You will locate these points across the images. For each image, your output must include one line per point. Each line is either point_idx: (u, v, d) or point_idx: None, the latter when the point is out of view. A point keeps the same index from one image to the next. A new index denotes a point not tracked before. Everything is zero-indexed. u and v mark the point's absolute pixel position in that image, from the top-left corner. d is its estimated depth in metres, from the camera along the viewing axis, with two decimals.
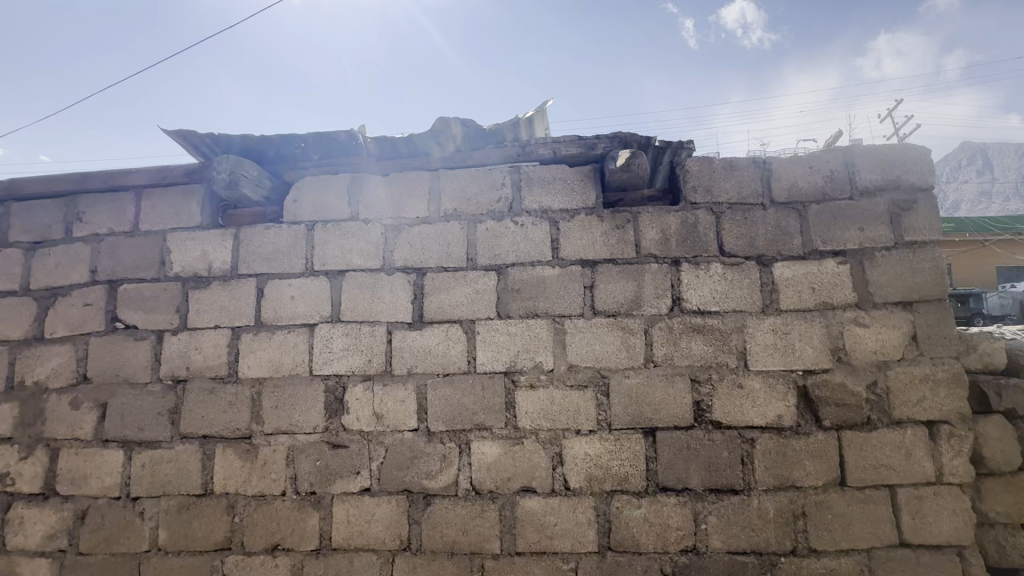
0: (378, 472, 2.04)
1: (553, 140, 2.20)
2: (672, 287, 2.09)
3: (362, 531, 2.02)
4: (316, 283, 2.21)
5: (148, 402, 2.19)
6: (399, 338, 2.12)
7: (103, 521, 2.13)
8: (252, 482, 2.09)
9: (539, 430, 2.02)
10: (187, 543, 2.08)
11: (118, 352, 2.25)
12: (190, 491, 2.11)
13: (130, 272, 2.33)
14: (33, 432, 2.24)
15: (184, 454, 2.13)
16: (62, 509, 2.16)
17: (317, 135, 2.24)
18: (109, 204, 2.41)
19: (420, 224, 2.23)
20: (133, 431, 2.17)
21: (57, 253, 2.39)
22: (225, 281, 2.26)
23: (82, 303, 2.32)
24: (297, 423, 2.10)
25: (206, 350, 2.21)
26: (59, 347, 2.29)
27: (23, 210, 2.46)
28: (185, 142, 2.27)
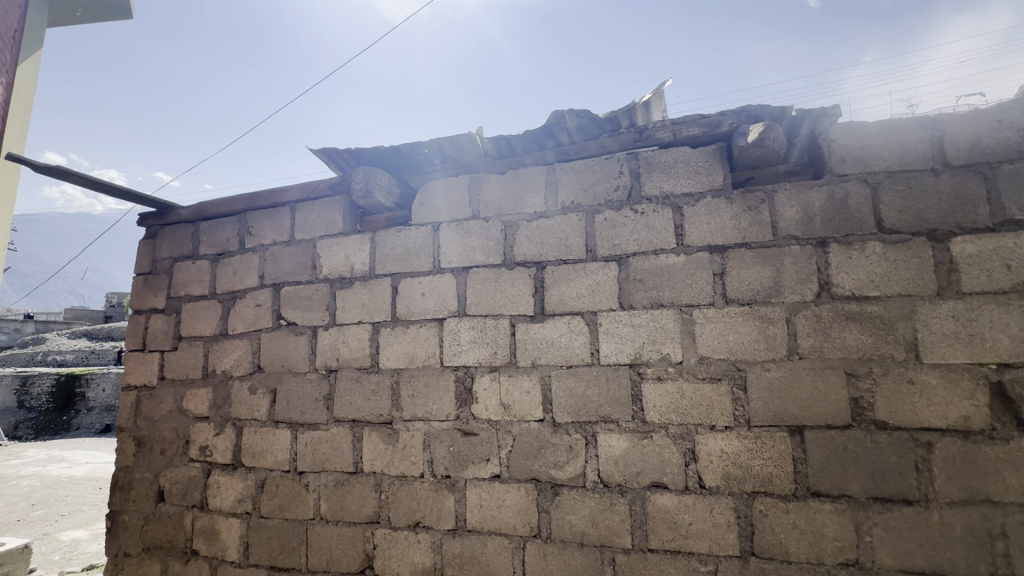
0: (507, 460, 2.12)
1: (672, 121, 2.09)
2: (818, 270, 1.88)
3: (494, 516, 2.10)
4: (443, 280, 2.34)
5: (308, 388, 2.50)
6: (522, 331, 2.18)
7: (278, 490, 2.47)
8: (395, 463, 2.28)
9: (668, 425, 1.95)
10: (343, 515, 2.34)
11: (283, 345, 2.60)
12: (344, 468, 2.36)
13: (289, 275, 2.68)
14: (224, 413, 2.67)
15: (338, 435, 2.40)
16: (246, 478, 2.55)
17: (439, 141, 2.38)
18: (270, 218, 2.79)
19: (538, 218, 2.26)
20: (298, 413, 2.50)
21: (234, 262, 2.83)
22: (365, 281, 2.50)
23: (255, 303, 2.72)
24: (431, 411, 2.26)
25: (352, 343, 2.46)
26: (239, 341, 2.71)
27: (208, 227, 2.94)
28: (328, 158, 2.54)
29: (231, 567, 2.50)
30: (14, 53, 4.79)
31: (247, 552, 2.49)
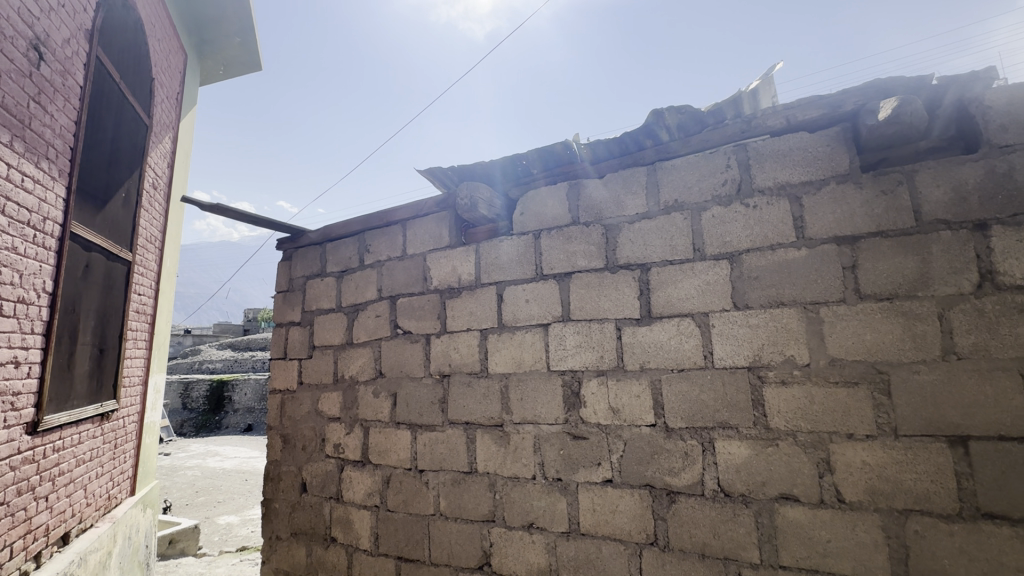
0: (619, 464, 2.10)
1: (785, 107, 1.98)
2: (978, 257, 1.64)
3: (608, 521, 2.10)
4: (547, 286, 2.39)
5: (424, 392, 2.68)
6: (629, 334, 2.15)
7: (402, 486, 2.68)
8: (508, 464, 2.36)
9: (797, 432, 1.81)
10: (461, 512, 2.47)
11: (401, 352, 2.82)
12: (460, 468, 2.50)
13: (404, 288, 2.90)
14: (352, 414, 2.96)
15: (454, 436, 2.54)
16: (374, 474, 2.79)
17: (537, 151, 2.45)
18: (385, 236, 3.05)
19: (640, 219, 2.22)
20: (416, 415, 2.69)
21: (356, 278, 3.12)
22: (472, 290, 2.63)
23: (375, 315, 2.98)
24: (541, 415, 2.31)
25: (463, 349, 2.60)
26: (363, 349, 2.99)
27: (333, 248, 3.29)
28: (434, 177, 2.72)
29: (364, 554, 2.75)
30: (175, 113, 5.70)
31: (377, 542, 2.72)
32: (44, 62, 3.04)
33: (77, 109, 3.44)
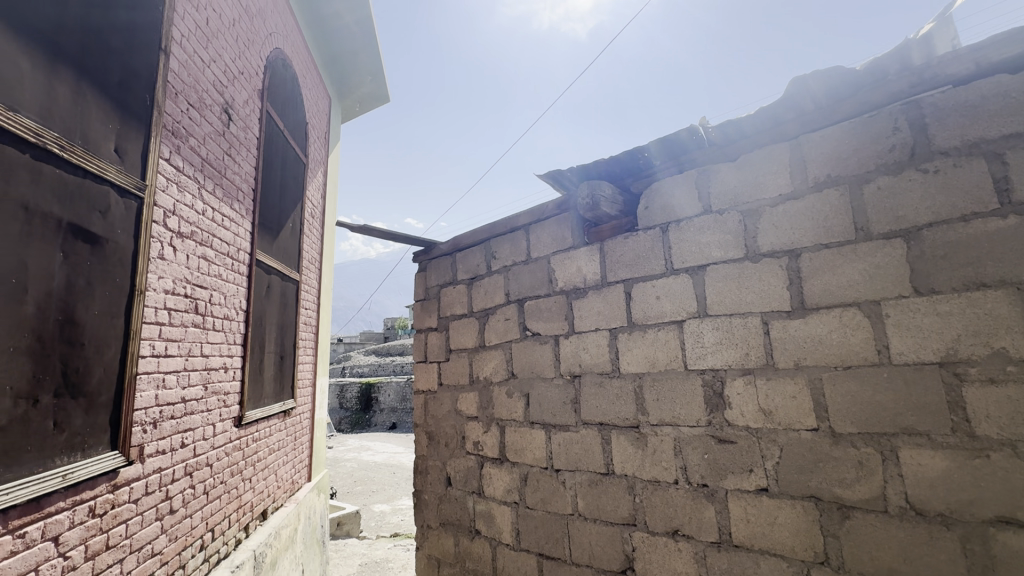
0: (775, 472, 1.91)
1: (973, 49, 1.65)
2: None
3: (765, 533, 1.91)
4: (679, 281, 2.27)
5: (556, 392, 2.71)
6: (779, 329, 1.95)
7: (539, 484, 2.74)
8: (646, 467, 2.28)
9: (1015, 442, 1.48)
10: (600, 513, 2.44)
11: (531, 353, 2.89)
12: (597, 469, 2.47)
13: (530, 291, 2.97)
14: (489, 413, 3.10)
15: (588, 436, 2.53)
16: (512, 471, 2.90)
17: (660, 141, 2.34)
18: (510, 242, 3.16)
19: (785, 201, 2.01)
20: (549, 415, 2.73)
21: (485, 284, 3.28)
22: (599, 289, 2.60)
23: (504, 318, 3.10)
24: (680, 416, 2.20)
25: (592, 349, 2.58)
26: (495, 351, 3.12)
27: (463, 256, 3.49)
28: (553, 180, 2.74)
29: (507, 548, 2.86)
30: (324, 150, 6.56)
31: (518, 538, 2.81)
32: (232, 121, 3.71)
33: (256, 156, 4.13)
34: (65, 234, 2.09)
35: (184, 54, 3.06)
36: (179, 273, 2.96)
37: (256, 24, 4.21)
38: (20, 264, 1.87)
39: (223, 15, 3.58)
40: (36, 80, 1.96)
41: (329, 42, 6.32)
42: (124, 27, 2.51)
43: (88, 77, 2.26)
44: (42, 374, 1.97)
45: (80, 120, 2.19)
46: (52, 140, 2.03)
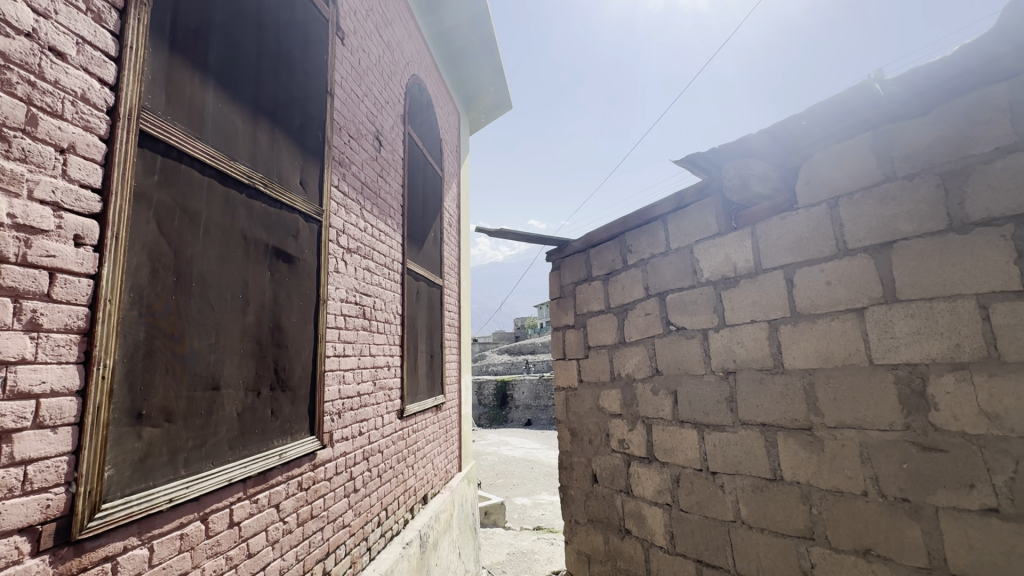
0: (1008, 490, 1.56)
1: None
2: None
3: (998, 563, 1.58)
4: (856, 263, 1.97)
5: (708, 390, 2.54)
6: (1004, 315, 1.59)
7: (694, 488, 2.59)
8: (824, 475, 2.02)
9: None
10: (767, 523, 2.23)
11: (677, 349, 2.74)
12: (761, 474, 2.26)
13: (672, 283, 2.83)
14: (633, 411, 3.02)
15: (749, 438, 2.32)
16: (662, 472, 2.78)
17: (822, 105, 2.06)
18: (646, 234, 3.04)
19: (1004, 156, 1.63)
20: (701, 414, 2.57)
21: (622, 279, 3.21)
22: (753, 277, 2.37)
23: (645, 313, 2.99)
24: (865, 419, 1.90)
25: (749, 344, 2.36)
26: (637, 348, 3.03)
27: (597, 252, 3.45)
28: (693, 165, 2.57)
29: (661, 551, 2.75)
30: (456, 163, 7.02)
31: (673, 541, 2.69)
32: (382, 146, 4.17)
33: (402, 175, 4.58)
34: (271, 255, 2.53)
35: (344, 93, 3.52)
36: (350, 284, 3.41)
37: (397, 57, 4.67)
38: (243, 283, 2.31)
39: (371, 53, 4.04)
40: (244, 134, 2.41)
41: (456, 62, 6.76)
42: (302, 80, 2.96)
43: (279, 124, 2.70)
44: (262, 371, 2.41)
45: (276, 162, 2.65)
46: (259, 180, 2.47)
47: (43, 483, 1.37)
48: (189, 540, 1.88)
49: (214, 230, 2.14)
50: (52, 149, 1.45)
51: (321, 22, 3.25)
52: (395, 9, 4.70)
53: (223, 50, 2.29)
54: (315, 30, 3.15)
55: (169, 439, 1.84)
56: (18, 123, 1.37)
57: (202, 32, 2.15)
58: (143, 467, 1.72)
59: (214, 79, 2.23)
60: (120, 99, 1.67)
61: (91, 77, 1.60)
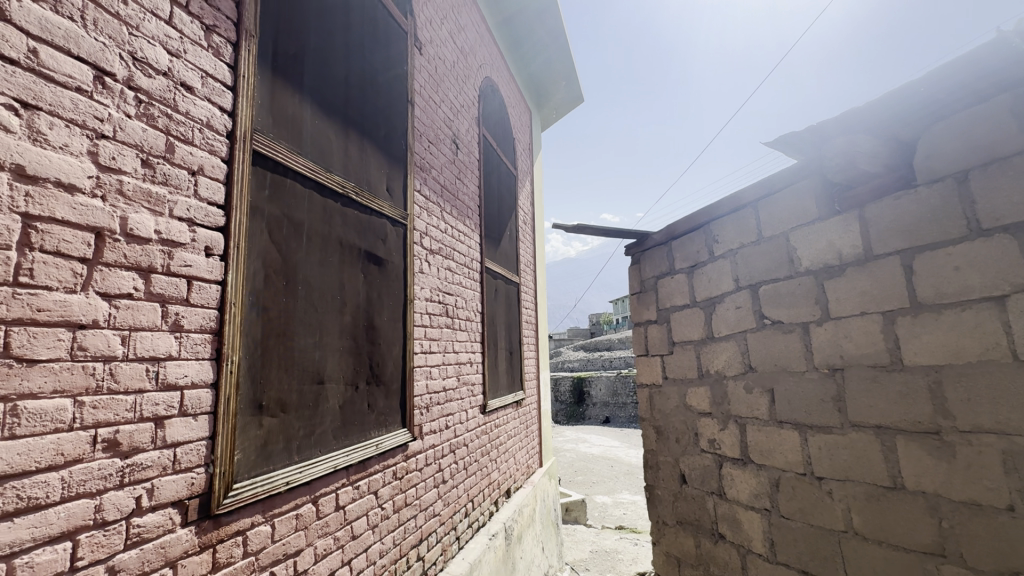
0: None
1: None
2: None
3: None
4: (993, 245, 1.72)
5: (810, 388, 2.35)
6: None
7: (796, 493, 2.41)
8: (957, 485, 1.80)
9: None
10: (886, 535, 2.02)
11: (773, 344, 2.57)
12: (877, 482, 2.05)
13: (766, 274, 2.64)
14: (724, 410, 2.87)
15: (861, 441, 2.11)
16: (759, 475, 2.62)
17: (946, 68, 1.81)
18: (735, 223, 2.87)
19: None
20: (803, 415, 2.38)
21: (708, 271, 3.05)
22: (862, 265, 2.15)
23: (735, 306, 2.83)
24: (1009, 423, 1.67)
25: (858, 338, 2.15)
26: (727, 343, 2.87)
27: (680, 244, 3.31)
28: (786, 148, 2.38)
29: (759, 559, 2.59)
30: (529, 161, 7.05)
31: (773, 549, 2.53)
32: (459, 149, 4.29)
33: (478, 176, 4.69)
34: (364, 259, 2.70)
35: (423, 100, 3.67)
36: (434, 284, 3.55)
37: (470, 61, 4.78)
38: (340, 285, 2.49)
39: (446, 60, 4.18)
40: (337, 147, 2.60)
41: (526, 60, 6.78)
42: (385, 91, 3.13)
43: (366, 135, 2.88)
44: (359, 367, 2.59)
45: (365, 171, 2.82)
46: (351, 189, 2.65)
47: (188, 463, 1.57)
48: (303, 520, 2.06)
49: (315, 238, 2.32)
50: (186, 172, 1.65)
51: (401, 35, 3.41)
52: (467, 15, 4.82)
53: (317, 70, 2.48)
54: (395, 43, 3.31)
55: (284, 428, 2.04)
56: (160, 151, 1.58)
57: (299, 56, 2.34)
58: (264, 452, 1.91)
59: (310, 98, 2.42)
60: (237, 123, 1.87)
61: (214, 106, 1.80)
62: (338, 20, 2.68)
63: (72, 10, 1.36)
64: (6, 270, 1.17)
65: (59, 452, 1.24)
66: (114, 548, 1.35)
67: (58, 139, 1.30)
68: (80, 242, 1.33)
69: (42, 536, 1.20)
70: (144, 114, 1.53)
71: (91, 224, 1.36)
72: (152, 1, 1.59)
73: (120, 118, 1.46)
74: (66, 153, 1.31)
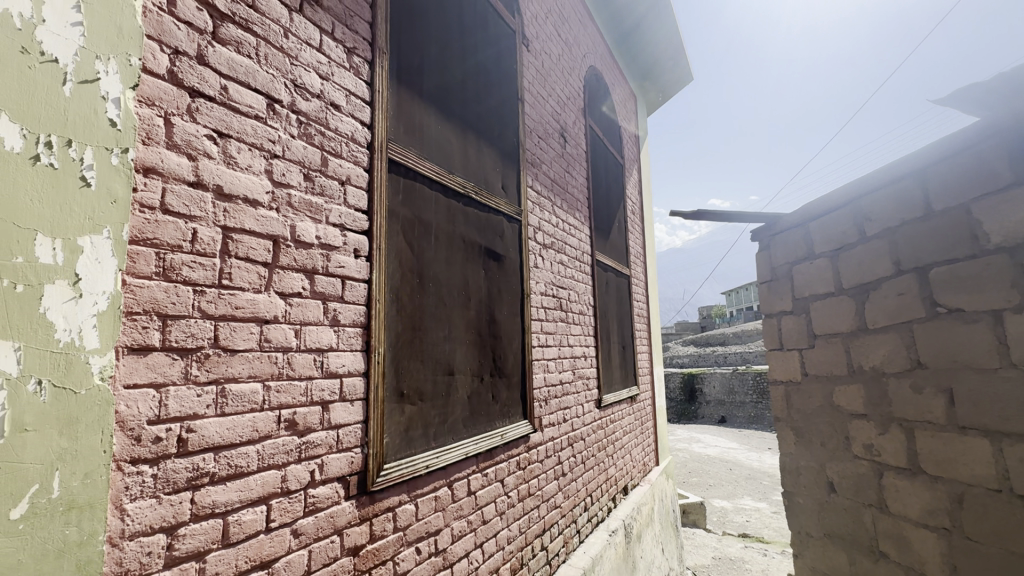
0: None
1: None
2: None
3: None
4: None
5: (1007, 389, 1.96)
6: None
7: (988, 512, 2.03)
8: None
9: None
10: None
11: (951, 336, 2.17)
12: None
13: (939, 254, 2.22)
14: (884, 412, 2.50)
15: None
16: (935, 488, 2.25)
17: None
18: (893, 196, 2.44)
19: None
20: (997, 421, 2.00)
21: (859, 254, 2.65)
22: None
23: (896, 293, 2.42)
24: None
25: None
26: (885, 336, 2.48)
27: (822, 225, 2.91)
28: (967, 103, 1.98)
29: None
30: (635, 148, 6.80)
31: None
32: (567, 142, 4.27)
33: (586, 168, 4.62)
34: (483, 255, 2.80)
35: (531, 96, 3.69)
36: (548, 278, 3.58)
37: (574, 52, 4.70)
38: (464, 281, 2.61)
39: (551, 54, 4.16)
40: (457, 149, 2.72)
41: (630, 45, 6.51)
42: (497, 91, 3.20)
43: (482, 136, 2.98)
44: (483, 359, 2.69)
45: (482, 170, 2.92)
46: (471, 188, 2.76)
47: (348, 443, 1.75)
48: (441, 502, 2.20)
49: (440, 237, 2.46)
50: (337, 182, 1.83)
51: (510, 34, 3.46)
52: (570, 6, 4.75)
53: (437, 78, 2.62)
54: (505, 43, 3.37)
55: (421, 415, 2.19)
56: (318, 166, 1.77)
57: (421, 67, 2.48)
58: (406, 437, 2.07)
59: (433, 105, 2.56)
60: (375, 134, 2.04)
61: (357, 121, 1.97)
62: (453, 28, 2.80)
63: (250, 48, 1.58)
64: (213, 274, 1.39)
65: (255, 428, 1.45)
66: (296, 514, 1.55)
67: (244, 161, 1.52)
68: (263, 249, 1.54)
69: (246, 498, 1.41)
70: (304, 133, 1.73)
71: (270, 232, 1.57)
72: (306, 32, 1.79)
73: (287, 139, 1.66)
74: (250, 173, 1.53)
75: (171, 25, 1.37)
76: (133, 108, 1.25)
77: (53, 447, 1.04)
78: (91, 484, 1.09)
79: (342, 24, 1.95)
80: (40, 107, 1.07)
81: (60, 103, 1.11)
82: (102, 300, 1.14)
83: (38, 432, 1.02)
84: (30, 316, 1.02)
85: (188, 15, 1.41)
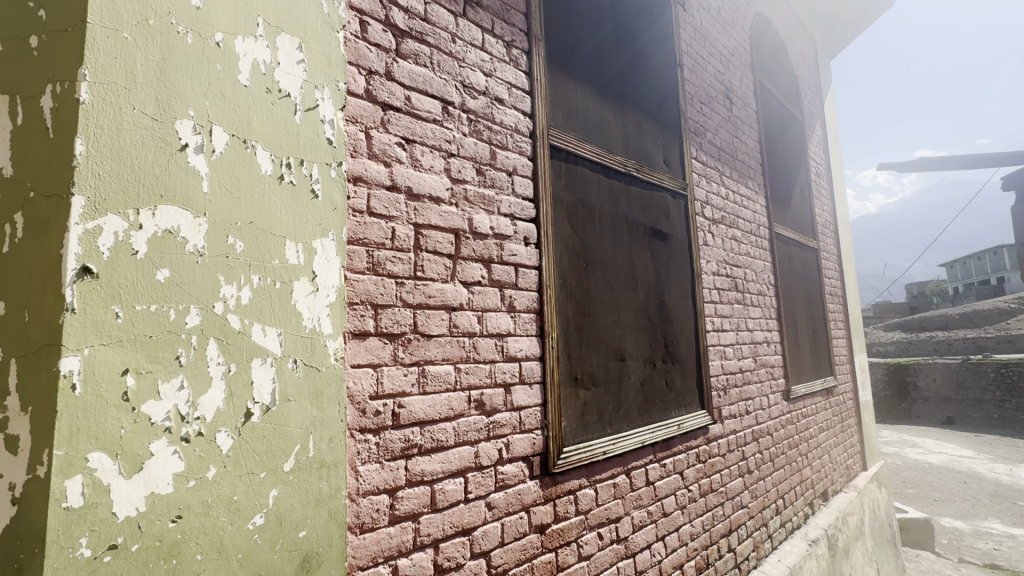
0: None
1: None
2: None
3: None
4: None
5: None
6: None
7: None
8: None
9: None
10: None
11: None
12: None
13: None
14: None
15: None
16: None
17: None
18: None
19: None
20: None
21: None
22: None
23: None
24: None
25: None
26: None
27: None
28: None
29: None
30: (818, 100, 5.82)
31: None
32: (734, 104, 3.82)
33: (758, 130, 4.09)
34: (649, 236, 2.66)
35: (690, 60, 3.38)
36: (720, 256, 3.26)
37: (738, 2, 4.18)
38: (630, 264, 2.51)
39: (711, 9, 3.76)
40: (615, 128, 2.62)
41: None
42: (653, 59, 3.00)
43: (640, 110, 2.82)
44: (654, 345, 2.57)
45: (642, 146, 2.76)
46: (632, 166, 2.63)
47: (530, 425, 1.81)
48: (620, 490, 2.15)
49: (604, 219, 2.39)
50: (505, 174, 1.90)
51: None
52: None
53: (591, 57, 2.55)
54: (659, 7, 3.14)
55: (596, 401, 2.16)
56: (488, 160, 1.85)
57: (575, 49, 2.44)
58: (583, 422, 2.07)
59: (589, 85, 2.50)
60: (536, 123, 2.06)
61: (519, 112, 2.02)
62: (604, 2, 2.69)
63: (426, 58, 1.71)
64: (410, 267, 1.55)
65: (450, 406, 1.58)
66: (489, 487, 1.65)
67: (427, 163, 1.66)
68: (447, 242, 1.66)
69: (447, 469, 1.55)
70: (474, 130, 1.82)
71: (452, 226, 1.69)
72: (471, 34, 1.88)
73: (460, 138, 1.77)
74: (433, 173, 1.66)
75: (365, 49, 1.55)
76: (343, 127, 1.44)
77: (308, 415, 1.26)
78: (335, 447, 1.30)
79: (500, 20, 2.01)
80: (283, 134, 1.30)
81: (293, 129, 1.33)
82: (332, 292, 1.34)
83: (297, 402, 1.24)
84: (286, 307, 1.25)
85: (377, 38, 1.58)
